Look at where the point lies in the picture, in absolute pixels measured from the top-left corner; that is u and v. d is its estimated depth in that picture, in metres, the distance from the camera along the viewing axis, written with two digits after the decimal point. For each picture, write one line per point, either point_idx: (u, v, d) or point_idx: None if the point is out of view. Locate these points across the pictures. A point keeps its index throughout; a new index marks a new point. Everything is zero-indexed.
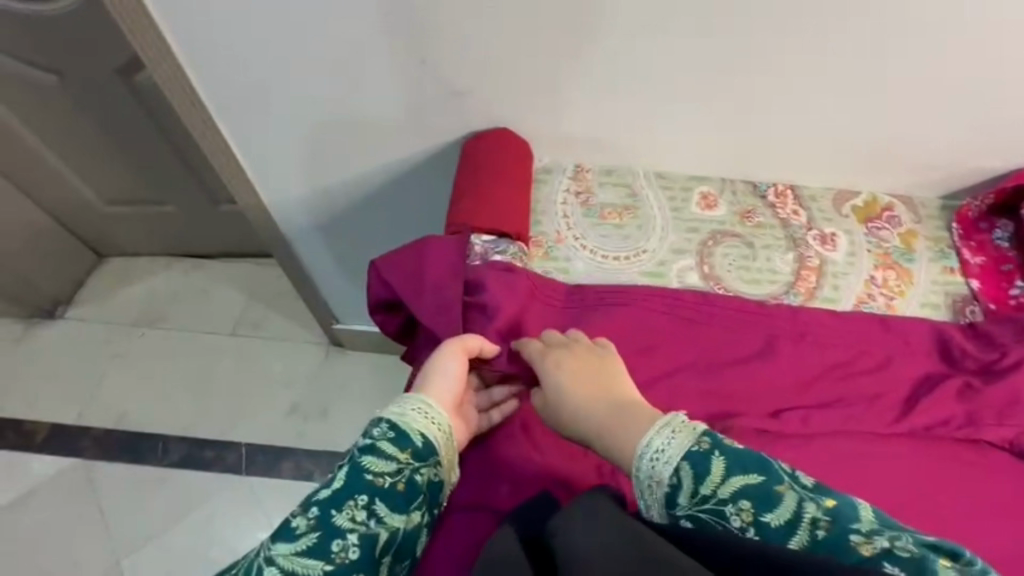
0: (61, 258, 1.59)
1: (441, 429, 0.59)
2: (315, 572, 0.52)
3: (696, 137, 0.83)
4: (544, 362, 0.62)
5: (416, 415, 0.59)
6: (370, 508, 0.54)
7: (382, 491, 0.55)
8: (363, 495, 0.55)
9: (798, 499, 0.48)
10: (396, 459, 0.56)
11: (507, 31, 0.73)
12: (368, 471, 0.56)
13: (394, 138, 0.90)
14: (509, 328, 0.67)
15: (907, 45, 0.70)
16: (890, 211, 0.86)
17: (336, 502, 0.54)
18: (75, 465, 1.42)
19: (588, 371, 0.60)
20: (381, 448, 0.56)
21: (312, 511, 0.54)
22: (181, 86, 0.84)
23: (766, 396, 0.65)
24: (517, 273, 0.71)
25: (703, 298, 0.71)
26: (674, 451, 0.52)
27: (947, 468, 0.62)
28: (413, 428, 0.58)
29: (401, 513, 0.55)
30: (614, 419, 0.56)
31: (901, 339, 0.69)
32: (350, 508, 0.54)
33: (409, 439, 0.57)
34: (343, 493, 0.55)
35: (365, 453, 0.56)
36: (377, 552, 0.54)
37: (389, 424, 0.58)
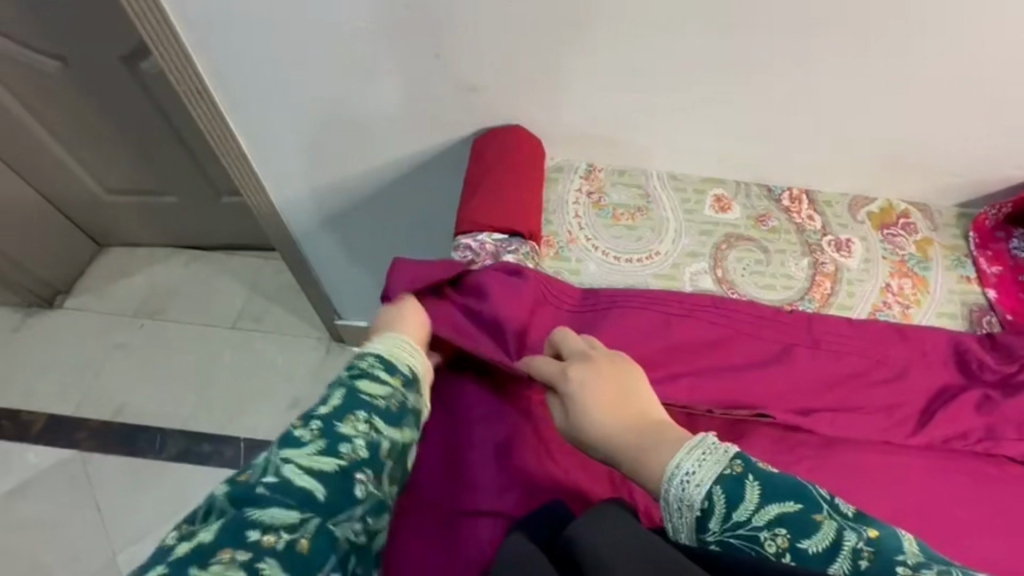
0: (62, 247, 1.57)
1: (418, 362, 0.60)
2: (327, 467, 0.49)
3: (710, 138, 0.82)
4: (563, 373, 0.57)
5: (397, 351, 0.59)
6: (371, 421, 0.53)
7: (382, 407, 0.54)
8: (363, 409, 0.53)
9: (839, 529, 0.41)
10: (389, 384, 0.56)
11: (521, 26, 0.72)
12: (364, 392, 0.54)
13: (404, 133, 0.88)
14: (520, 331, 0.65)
15: (929, 49, 0.69)
16: (906, 218, 0.84)
17: (341, 412, 0.53)
18: (72, 456, 1.40)
19: (610, 380, 0.56)
20: (374, 374, 0.56)
21: (315, 423, 0.52)
22: (188, 74, 0.82)
23: (784, 405, 0.64)
24: (528, 274, 0.69)
25: (717, 301, 0.70)
26: (703, 473, 0.47)
27: (966, 483, 0.61)
28: (401, 362, 0.58)
29: (401, 427, 0.54)
30: (641, 436, 0.52)
31: (919, 349, 0.68)
32: (352, 420, 0.52)
33: (397, 369, 0.57)
34: (344, 407, 0.53)
35: (360, 378, 0.55)
36: (383, 456, 0.52)
37: (376, 355, 0.58)
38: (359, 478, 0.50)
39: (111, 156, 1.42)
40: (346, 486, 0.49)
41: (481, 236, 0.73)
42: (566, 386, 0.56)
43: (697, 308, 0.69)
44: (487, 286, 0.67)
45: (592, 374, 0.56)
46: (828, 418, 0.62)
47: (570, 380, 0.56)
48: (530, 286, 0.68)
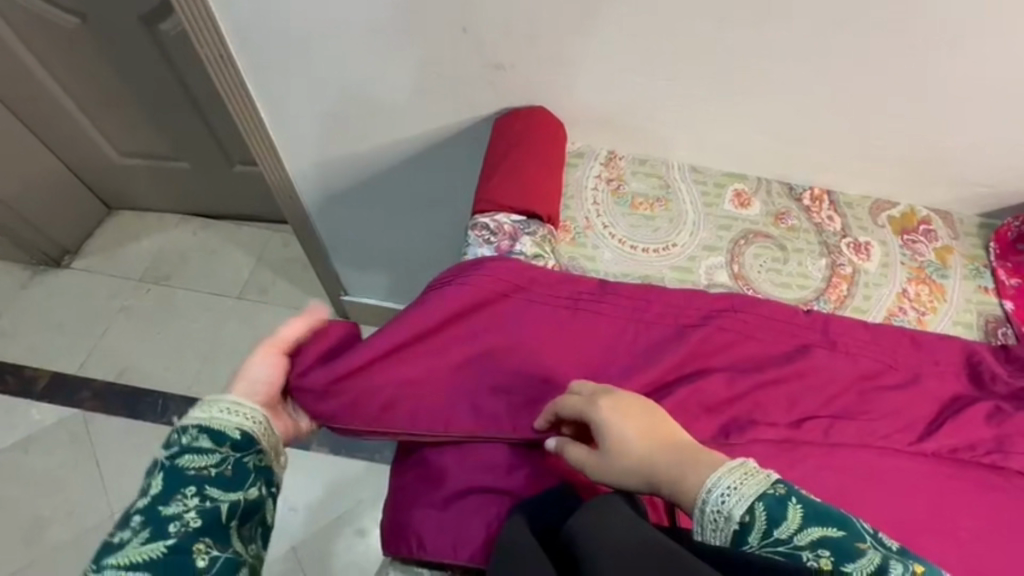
0: (72, 206, 1.57)
1: (256, 421, 0.55)
2: (154, 554, 0.47)
3: (738, 134, 0.81)
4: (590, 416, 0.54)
5: (228, 415, 0.54)
6: (202, 492, 0.51)
7: (211, 477, 0.51)
8: (190, 487, 0.51)
9: (885, 557, 0.40)
10: (217, 451, 0.53)
11: (551, 9, 0.70)
12: (185, 467, 0.51)
13: (423, 109, 0.87)
14: (526, 326, 0.63)
15: (969, 53, 0.67)
16: (927, 225, 0.83)
17: (164, 496, 0.50)
18: (74, 415, 1.41)
19: (636, 419, 0.53)
20: (195, 445, 0.52)
21: (139, 515, 0.49)
22: (211, 35, 0.81)
23: (797, 405, 0.63)
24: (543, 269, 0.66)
25: (737, 296, 0.68)
26: (742, 490, 0.46)
27: (969, 491, 0.60)
28: (229, 424, 0.54)
29: (238, 489, 0.52)
30: (674, 460, 0.50)
31: (931, 358, 0.68)
32: (178, 500, 0.50)
33: (227, 436, 0.53)
34: (167, 491, 0.50)
35: (179, 454, 0.52)
36: (223, 521, 0.50)
37: (196, 429, 0.53)
38: (196, 549, 0.48)
39: (126, 118, 1.41)
40: (183, 561, 0.47)
41: (499, 216, 0.72)
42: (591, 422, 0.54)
43: (713, 305, 0.67)
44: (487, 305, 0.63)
45: (618, 405, 0.54)
46: (837, 416, 0.62)
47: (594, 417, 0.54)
48: (545, 283, 0.65)
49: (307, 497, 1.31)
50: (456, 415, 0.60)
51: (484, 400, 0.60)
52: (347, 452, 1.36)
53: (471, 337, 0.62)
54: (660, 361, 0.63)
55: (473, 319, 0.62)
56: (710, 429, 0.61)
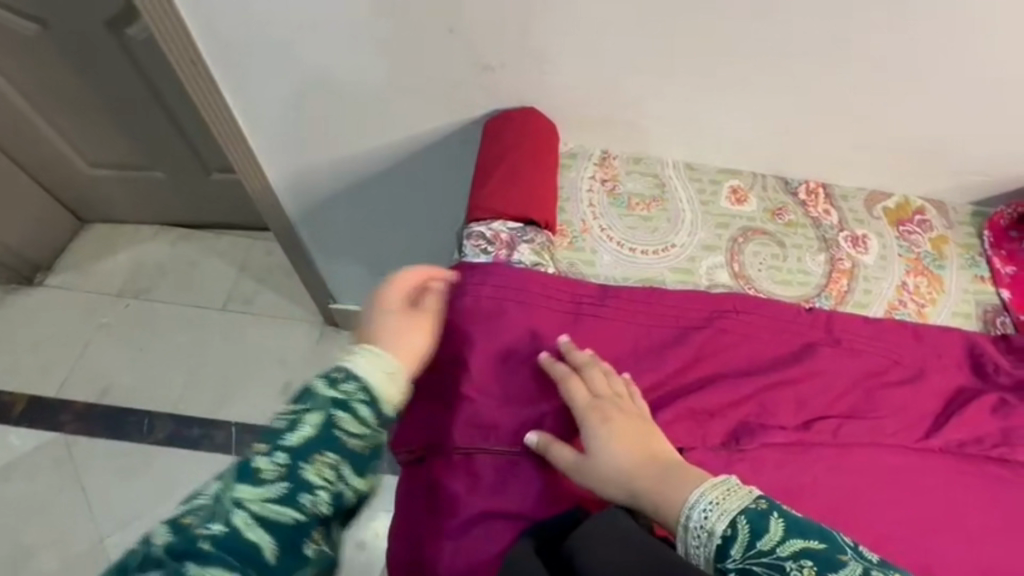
0: (44, 222, 1.51)
1: (389, 374, 0.51)
2: (284, 518, 0.45)
3: (733, 130, 0.79)
4: (590, 417, 0.54)
5: (379, 375, 0.51)
6: (340, 469, 0.47)
7: (351, 455, 0.48)
8: (331, 455, 0.47)
9: (866, 569, 0.41)
10: (368, 426, 0.49)
11: (541, 9, 0.68)
12: (336, 430, 0.48)
13: (410, 112, 0.84)
14: (525, 338, 0.60)
15: (961, 46, 0.67)
16: (921, 215, 0.83)
17: (306, 451, 0.47)
18: (55, 439, 1.36)
19: (635, 432, 0.53)
20: (352, 408, 0.49)
21: (278, 459, 0.46)
22: (183, 43, 0.77)
23: (805, 408, 0.62)
24: (541, 277, 0.63)
25: (741, 299, 0.67)
26: (723, 505, 0.47)
27: (978, 487, 0.59)
28: (386, 397, 0.50)
29: (366, 478, 0.49)
30: (659, 469, 0.51)
31: (934, 352, 0.67)
32: (316, 465, 0.47)
33: (378, 407, 0.50)
34: (309, 447, 0.47)
35: (339, 408, 0.48)
36: (345, 510, 0.48)
37: (360, 384, 0.50)
38: (314, 536, 0.46)
39: (97, 127, 1.36)
40: (301, 541, 0.46)
41: (495, 224, 0.69)
42: (589, 425, 0.54)
43: (716, 309, 0.66)
44: (478, 309, 0.60)
45: (618, 407, 0.55)
46: (845, 416, 0.62)
47: (593, 418, 0.54)
48: (541, 292, 0.62)
49: None
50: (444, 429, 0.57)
51: (463, 407, 0.57)
52: None
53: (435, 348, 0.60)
54: (665, 369, 0.62)
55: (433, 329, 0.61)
56: (721, 436, 0.59)
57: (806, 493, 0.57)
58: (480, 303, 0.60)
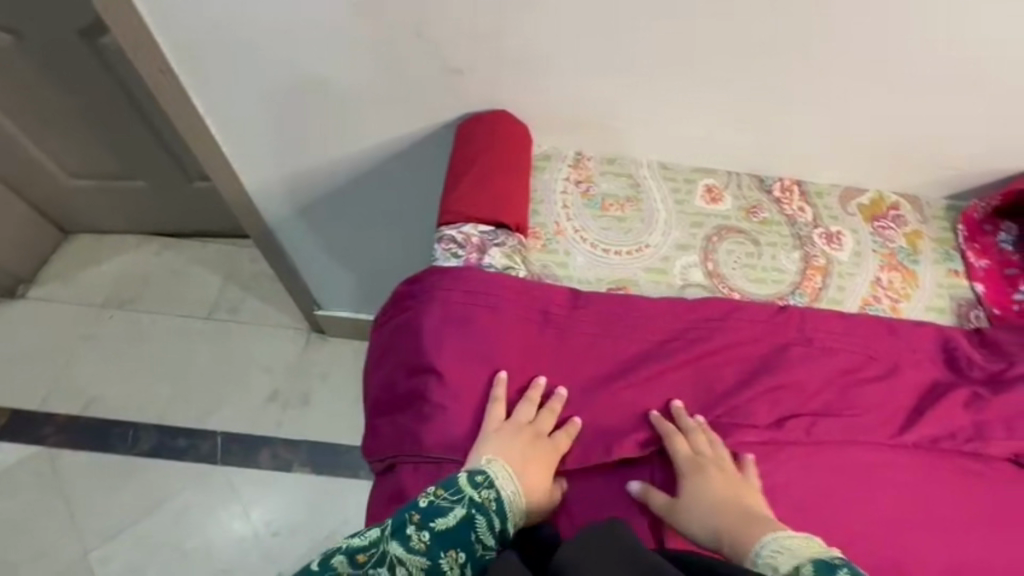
0: (26, 234, 1.50)
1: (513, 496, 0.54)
2: None
3: (704, 131, 0.80)
4: (684, 463, 0.57)
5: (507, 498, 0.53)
6: (466, 568, 0.51)
7: (476, 560, 0.51)
8: (462, 553, 0.51)
9: None
10: (497, 536, 0.52)
11: (507, 11, 0.68)
12: (472, 531, 0.51)
13: (382, 116, 0.84)
14: (494, 344, 0.60)
15: (930, 38, 0.67)
16: (896, 210, 0.83)
17: (445, 540, 0.51)
18: (38, 453, 1.35)
19: (726, 484, 0.55)
20: (489, 514, 0.52)
21: (423, 535, 0.50)
22: (149, 51, 0.76)
23: (778, 408, 0.61)
24: (510, 281, 0.62)
25: (713, 300, 0.66)
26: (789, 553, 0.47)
27: (954, 481, 0.59)
28: (514, 516, 0.53)
29: None
30: (744, 520, 0.53)
31: (908, 346, 0.66)
32: (449, 557, 0.50)
33: (506, 522, 0.53)
34: (449, 537, 0.51)
35: (480, 511, 0.52)
36: None
37: (497, 496, 0.53)
38: None
39: (76, 138, 1.35)
40: None
41: (466, 227, 0.69)
42: (683, 470, 0.56)
43: (688, 310, 0.65)
44: (449, 313, 0.60)
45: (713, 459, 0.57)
46: (819, 415, 0.61)
47: (688, 465, 0.56)
48: (510, 297, 0.62)
49: (287, 519, 1.31)
50: (410, 433, 0.56)
51: (431, 411, 0.57)
52: (329, 471, 1.37)
53: (403, 353, 0.59)
54: (636, 370, 0.62)
55: (402, 335, 0.61)
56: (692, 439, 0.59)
57: (775, 493, 0.57)
58: (451, 308, 0.60)
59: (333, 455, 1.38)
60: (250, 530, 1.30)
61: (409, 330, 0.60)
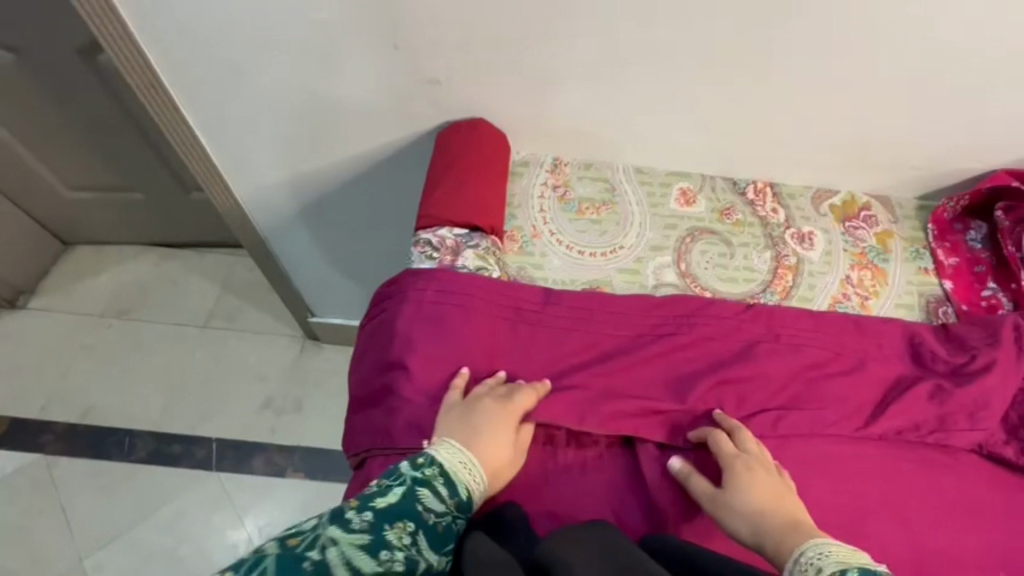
0: (27, 246, 1.53)
1: (466, 467, 0.54)
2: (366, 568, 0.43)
3: (678, 137, 0.82)
4: (733, 457, 0.56)
5: (458, 469, 0.53)
6: (416, 535, 0.48)
7: (428, 524, 0.49)
8: (411, 521, 0.48)
9: None
10: (446, 504, 0.51)
11: (480, 25, 0.71)
12: (419, 499, 0.50)
13: (365, 126, 0.86)
14: (469, 342, 0.62)
15: (893, 44, 0.68)
16: (867, 211, 0.85)
17: (389, 513, 0.48)
18: (36, 461, 1.37)
19: (773, 483, 0.54)
20: (434, 486, 0.51)
21: (365, 511, 0.47)
22: (141, 66, 0.79)
23: (746, 402, 0.63)
24: (484, 282, 0.64)
25: (682, 298, 0.68)
26: (842, 558, 0.45)
27: (915, 473, 0.60)
28: (464, 483, 0.53)
29: (440, 552, 0.48)
30: (785, 517, 0.51)
31: (875, 342, 0.68)
32: (398, 526, 0.47)
33: (457, 490, 0.52)
34: (394, 509, 0.48)
35: (422, 484, 0.51)
36: None
37: (440, 468, 0.53)
38: None
39: (76, 151, 1.38)
40: None
41: (442, 231, 0.71)
42: (731, 462, 0.56)
43: (658, 308, 0.67)
44: (424, 312, 0.62)
45: (760, 460, 0.57)
46: (783, 409, 0.63)
47: (737, 458, 0.56)
48: (483, 297, 0.64)
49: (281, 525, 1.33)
50: (385, 426, 0.58)
51: (406, 406, 0.59)
52: (323, 476, 1.39)
53: (379, 351, 0.62)
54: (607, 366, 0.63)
55: (379, 333, 0.63)
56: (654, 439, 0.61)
57: None
58: (426, 307, 0.62)
59: (327, 461, 1.40)
60: (244, 536, 1.31)
61: (386, 328, 0.62)
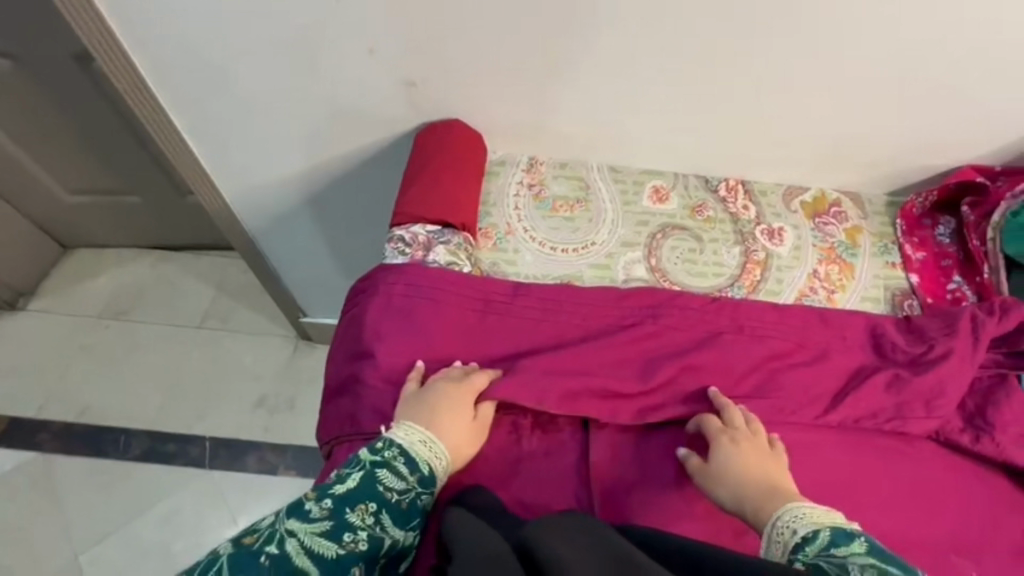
0: (27, 249, 1.57)
1: (425, 446, 0.57)
2: (327, 553, 0.50)
3: (650, 135, 0.84)
4: (721, 433, 0.59)
5: (418, 448, 0.56)
6: (379, 514, 0.53)
7: (390, 502, 0.53)
8: (372, 503, 0.53)
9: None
10: (407, 480, 0.55)
11: (452, 28, 0.73)
12: (378, 481, 0.54)
13: (347, 127, 0.89)
14: (437, 333, 0.64)
15: (854, 42, 0.70)
16: (837, 207, 0.87)
17: (350, 498, 0.53)
18: (34, 458, 1.40)
19: (758, 456, 0.57)
20: (393, 465, 0.55)
21: (325, 500, 0.53)
22: (127, 70, 0.82)
23: (707, 392, 0.65)
24: (453, 276, 0.67)
25: (648, 291, 0.70)
26: (814, 520, 0.50)
27: (871, 459, 0.62)
28: (424, 459, 0.56)
29: (405, 526, 0.54)
30: (768, 488, 0.55)
31: (838, 333, 0.69)
32: (358, 510, 0.53)
33: (417, 465, 0.56)
34: (354, 494, 0.53)
35: (381, 466, 0.55)
36: (380, 555, 0.52)
37: (398, 448, 0.56)
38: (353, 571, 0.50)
39: (74, 155, 1.42)
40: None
41: (415, 227, 0.74)
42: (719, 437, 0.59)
43: (623, 301, 0.69)
44: (394, 305, 0.64)
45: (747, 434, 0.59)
46: (745, 398, 0.64)
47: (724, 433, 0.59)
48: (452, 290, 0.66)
49: None
50: (356, 414, 0.61)
51: (376, 396, 0.61)
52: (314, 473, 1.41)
53: (352, 342, 0.64)
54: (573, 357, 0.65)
55: (352, 326, 0.65)
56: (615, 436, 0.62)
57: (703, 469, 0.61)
58: (397, 300, 0.65)
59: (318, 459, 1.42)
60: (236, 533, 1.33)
61: (359, 321, 0.65)
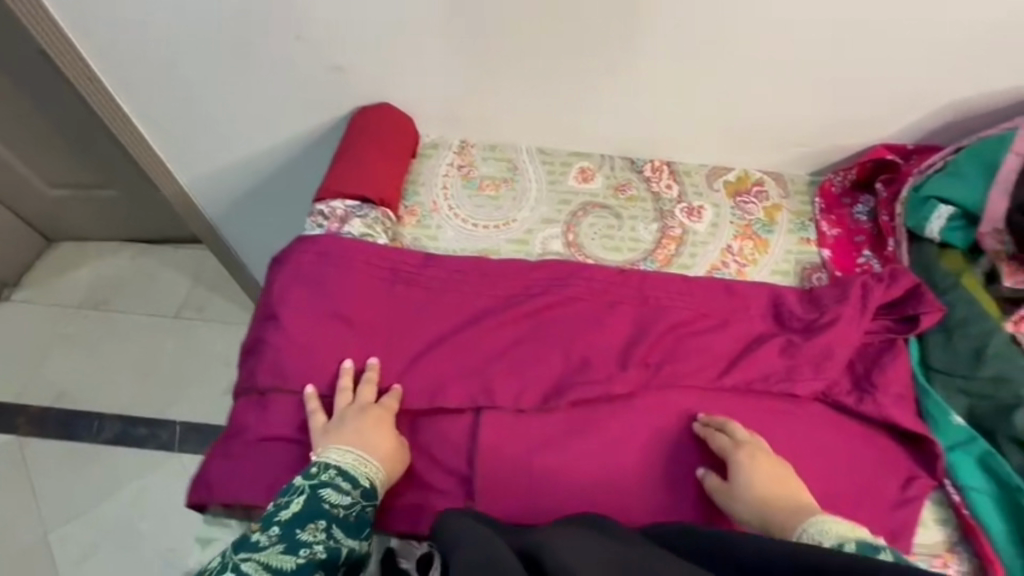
0: (12, 242, 1.63)
1: (359, 463, 0.60)
2: (287, 566, 0.53)
3: (574, 117, 0.86)
4: (736, 451, 0.60)
5: (353, 467, 0.59)
6: (330, 529, 0.56)
7: (339, 517, 0.57)
8: (321, 520, 0.56)
9: None
10: (350, 494, 0.58)
11: (371, 12, 0.77)
12: (324, 500, 0.57)
13: (286, 112, 0.92)
14: (346, 300, 0.68)
15: (754, 20, 0.72)
16: (759, 186, 0.89)
17: (299, 520, 0.56)
18: (10, 442, 1.44)
19: (777, 474, 0.59)
20: (334, 482, 0.58)
21: (274, 527, 0.55)
22: (73, 57, 0.87)
23: (605, 356, 0.67)
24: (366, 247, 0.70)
25: (557, 263, 0.73)
26: (840, 535, 0.53)
27: (759, 420, 0.65)
28: (363, 472, 0.59)
29: (357, 536, 0.57)
30: (791, 507, 0.57)
31: (739, 302, 0.72)
32: (309, 530, 0.55)
33: (357, 479, 0.59)
34: (302, 515, 0.56)
35: (326, 486, 0.58)
36: (339, 564, 0.55)
37: (335, 469, 0.59)
38: None
39: (53, 150, 1.47)
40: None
41: (335, 202, 0.78)
42: (736, 457, 0.60)
43: (531, 272, 0.72)
44: (305, 272, 0.68)
45: (761, 450, 0.60)
46: (643, 363, 0.67)
47: (740, 453, 0.60)
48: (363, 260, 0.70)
49: None
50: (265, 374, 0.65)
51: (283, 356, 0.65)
52: None
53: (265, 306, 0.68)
54: (478, 323, 0.68)
55: (268, 292, 0.69)
56: (512, 398, 0.65)
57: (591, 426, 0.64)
58: (307, 268, 0.69)
59: None
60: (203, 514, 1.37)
61: (273, 288, 0.69)
